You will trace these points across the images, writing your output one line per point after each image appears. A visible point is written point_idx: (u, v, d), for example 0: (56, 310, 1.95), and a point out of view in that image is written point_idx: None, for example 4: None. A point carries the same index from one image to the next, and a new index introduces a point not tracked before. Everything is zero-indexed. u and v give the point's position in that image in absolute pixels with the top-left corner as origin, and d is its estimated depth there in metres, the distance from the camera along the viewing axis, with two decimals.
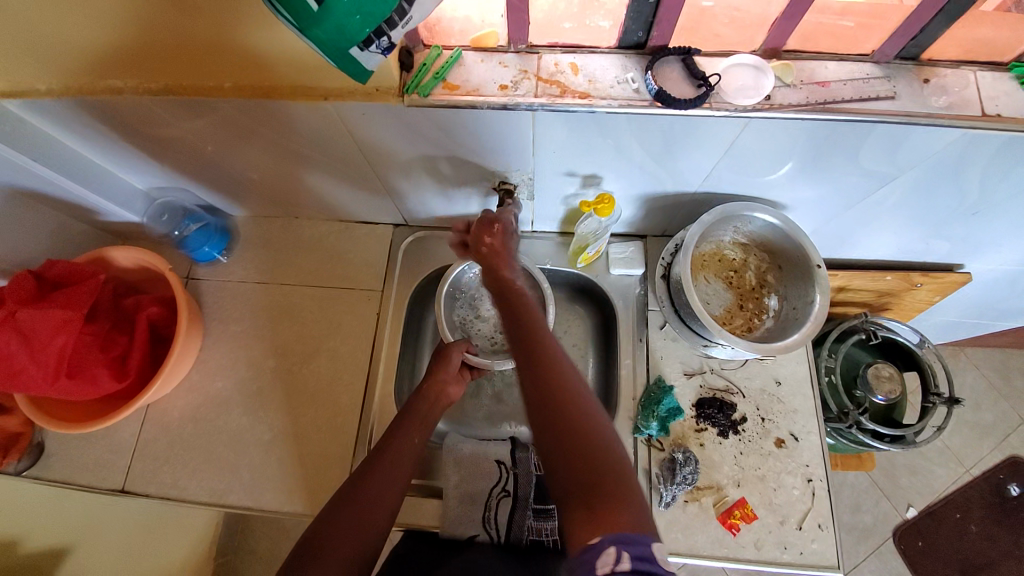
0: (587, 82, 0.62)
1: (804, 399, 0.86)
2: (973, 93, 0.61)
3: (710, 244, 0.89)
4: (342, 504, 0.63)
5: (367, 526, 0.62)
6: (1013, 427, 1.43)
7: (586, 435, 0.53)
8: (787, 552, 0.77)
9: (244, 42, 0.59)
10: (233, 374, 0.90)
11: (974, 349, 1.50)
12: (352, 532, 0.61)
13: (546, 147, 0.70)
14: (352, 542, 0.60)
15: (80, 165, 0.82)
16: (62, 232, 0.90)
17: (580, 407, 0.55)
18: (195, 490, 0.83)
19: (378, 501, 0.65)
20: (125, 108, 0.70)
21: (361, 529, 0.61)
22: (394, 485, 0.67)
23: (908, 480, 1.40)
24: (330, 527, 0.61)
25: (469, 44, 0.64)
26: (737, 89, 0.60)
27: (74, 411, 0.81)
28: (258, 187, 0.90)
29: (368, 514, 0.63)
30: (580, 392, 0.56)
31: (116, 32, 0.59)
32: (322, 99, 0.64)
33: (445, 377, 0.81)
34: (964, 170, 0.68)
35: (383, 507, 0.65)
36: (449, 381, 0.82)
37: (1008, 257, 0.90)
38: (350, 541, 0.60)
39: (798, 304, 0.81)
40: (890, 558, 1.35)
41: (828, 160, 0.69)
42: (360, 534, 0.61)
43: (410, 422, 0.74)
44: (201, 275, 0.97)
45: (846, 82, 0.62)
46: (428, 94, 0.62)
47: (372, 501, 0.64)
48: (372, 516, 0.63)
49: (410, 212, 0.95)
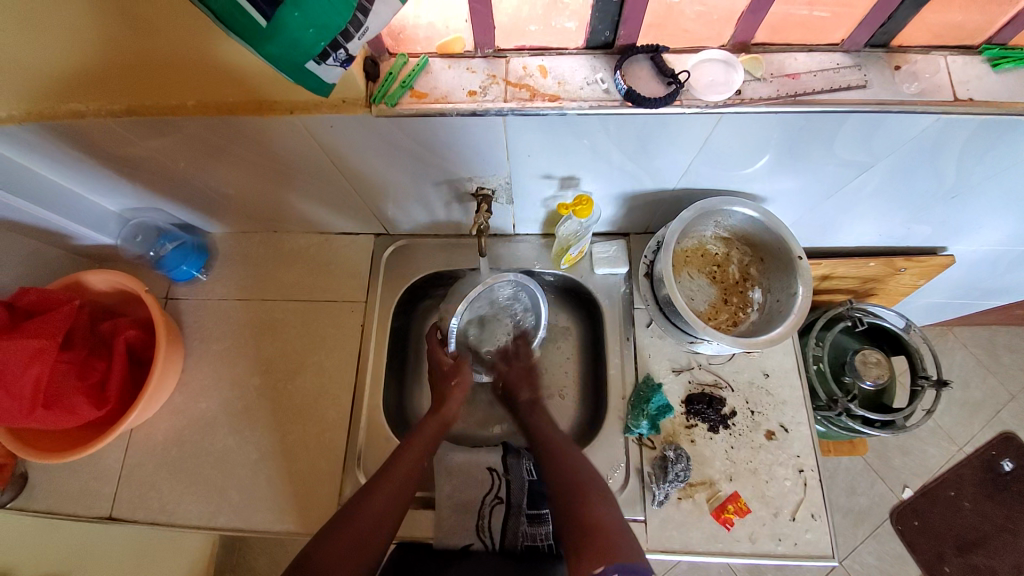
0: (557, 84, 0.62)
1: (792, 389, 0.86)
2: (943, 78, 0.61)
3: (692, 239, 0.89)
4: (339, 526, 0.66)
5: (363, 551, 0.65)
6: (1002, 402, 1.45)
7: (593, 496, 0.70)
8: (782, 544, 0.77)
9: (204, 58, 0.57)
10: (218, 394, 0.89)
11: (962, 328, 1.51)
12: (350, 558, 0.64)
13: (521, 150, 0.70)
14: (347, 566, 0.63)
15: (48, 190, 0.80)
16: (34, 259, 0.88)
17: (586, 476, 0.72)
18: (184, 513, 0.82)
19: (376, 525, 0.67)
20: (89, 131, 0.68)
21: (357, 554, 0.64)
22: (392, 509, 0.69)
23: (902, 461, 1.42)
24: (327, 550, 0.64)
25: (436, 51, 0.63)
26: (707, 85, 0.60)
27: (53, 442, 0.78)
28: (233, 203, 0.89)
29: (366, 537, 0.66)
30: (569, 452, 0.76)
31: (73, 55, 0.58)
32: (287, 113, 0.63)
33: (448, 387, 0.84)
34: (940, 155, 0.68)
35: (382, 530, 0.67)
36: (455, 410, 0.83)
37: (989, 238, 0.91)
38: (347, 564, 0.63)
39: (781, 296, 0.81)
40: (887, 539, 1.36)
41: (805, 151, 0.68)
42: (352, 558, 0.64)
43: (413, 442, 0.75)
44: (180, 295, 0.96)
45: (816, 73, 0.61)
46: (395, 103, 0.61)
47: (369, 526, 0.66)
48: (370, 541, 0.66)
49: (391, 223, 0.94)
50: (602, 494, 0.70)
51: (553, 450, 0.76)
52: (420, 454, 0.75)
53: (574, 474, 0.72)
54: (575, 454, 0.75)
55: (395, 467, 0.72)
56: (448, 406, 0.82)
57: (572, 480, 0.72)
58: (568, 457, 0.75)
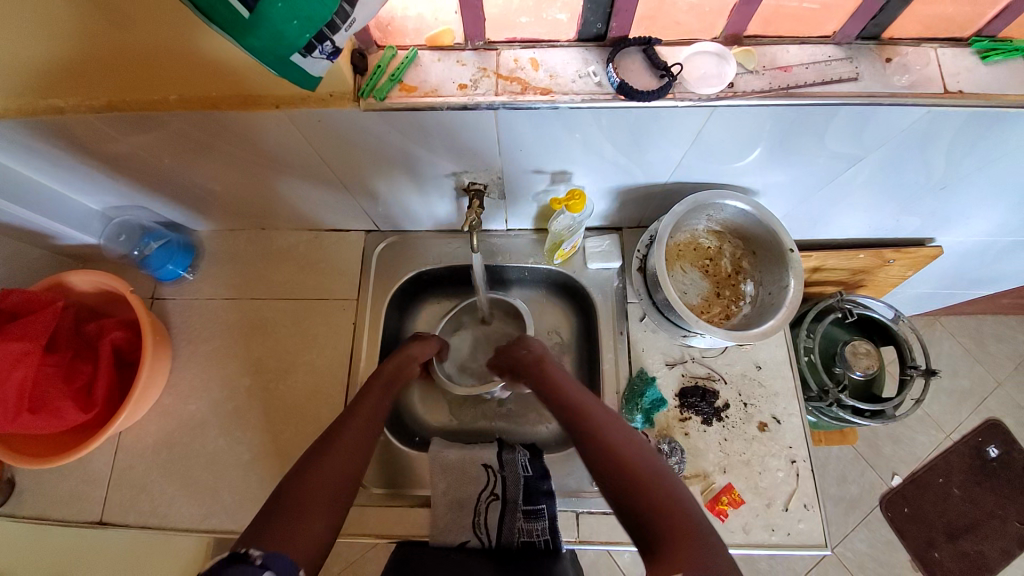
0: (548, 77, 0.61)
1: (783, 381, 0.87)
2: (934, 71, 0.61)
3: (684, 233, 0.89)
4: (314, 458, 0.60)
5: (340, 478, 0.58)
6: (988, 391, 1.48)
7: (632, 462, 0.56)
8: (775, 534, 0.78)
9: (184, 50, 0.56)
10: (208, 395, 0.88)
11: (949, 318, 1.53)
12: (329, 482, 0.57)
13: (513, 144, 0.69)
14: (326, 495, 0.56)
15: (27, 187, 0.77)
16: (16, 260, 0.86)
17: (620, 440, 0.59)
18: (176, 516, 0.81)
19: (353, 453, 0.62)
20: (70, 127, 0.66)
21: (334, 482, 0.58)
22: (364, 446, 0.64)
23: (892, 449, 1.44)
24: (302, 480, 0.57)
25: (424, 43, 0.62)
26: (700, 78, 0.59)
27: (40, 447, 0.77)
28: (221, 200, 0.87)
29: (342, 473, 0.59)
30: (596, 414, 0.63)
31: (49, 49, 0.56)
32: (273, 107, 0.62)
33: (414, 352, 0.83)
34: (930, 147, 0.68)
35: (360, 457, 0.63)
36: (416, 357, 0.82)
37: (976, 229, 0.92)
38: (322, 490, 0.56)
39: (773, 289, 0.82)
40: (878, 526, 1.39)
41: (796, 144, 0.69)
42: (334, 492, 0.57)
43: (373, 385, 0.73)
44: (167, 294, 0.94)
45: (808, 65, 0.61)
46: (384, 97, 0.60)
47: (348, 453, 0.62)
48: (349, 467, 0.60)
49: (381, 218, 0.92)
50: (653, 471, 0.56)
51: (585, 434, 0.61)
52: (383, 393, 0.73)
53: (621, 456, 0.57)
54: (613, 433, 0.60)
55: (363, 402, 0.70)
56: (408, 353, 0.82)
57: (606, 452, 0.58)
58: (597, 424, 0.62)
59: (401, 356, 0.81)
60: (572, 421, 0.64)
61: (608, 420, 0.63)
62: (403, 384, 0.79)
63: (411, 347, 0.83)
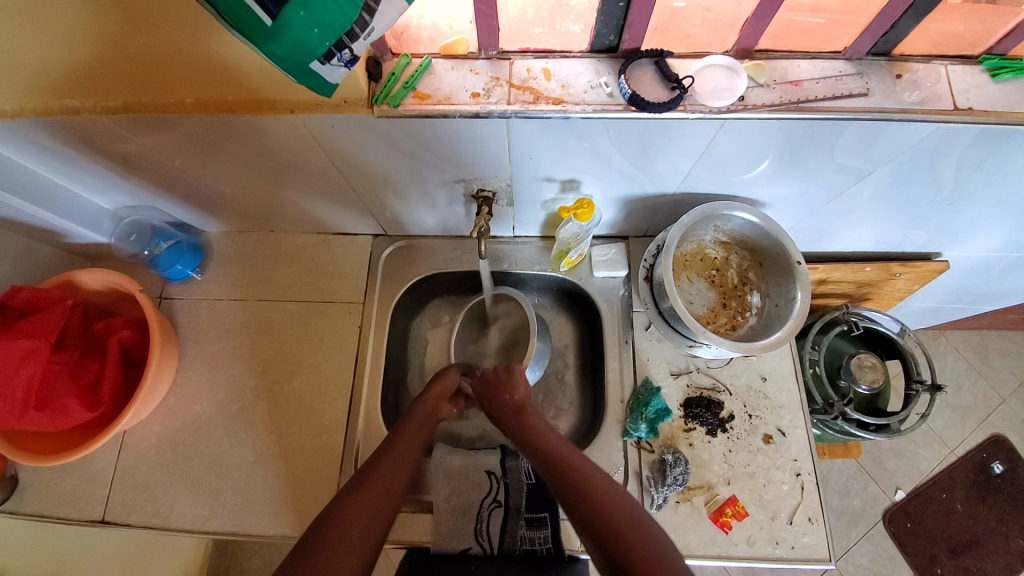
0: (560, 87, 0.62)
1: (789, 394, 0.86)
2: (944, 88, 0.61)
3: (691, 243, 0.89)
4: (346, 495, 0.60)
5: (371, 519, 0.58)
6: (992, 406, 1.47)
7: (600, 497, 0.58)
8: (779, 547, 0.78)
9: (203, 55, 0.57)
10: (213, 396, 0.88)
11: (954, 332, 1.53)
12: (360, 519, 0.58)
13: (523, 153, 0.69)
14: (354, 538, 0.56)
15: (42, 186, 0.78)
16: (26, 257, 0.87)
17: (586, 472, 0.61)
18: (178, 517, 0.80)
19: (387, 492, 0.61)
20: (86, 127, 0.67)
21: (362, 525, 0.58)
22: (398, 484, 0.63)
23: (895, 463, 1.43)
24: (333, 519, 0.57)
25: (438, 52, 0.63)
26: (711, 90, 0.60)
27: (41, 444, 0.77)
28: (232, 202, 0.88)
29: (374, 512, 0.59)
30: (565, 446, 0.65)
31: (70, 51, 0.57)
32: (288, 112, 0.63)
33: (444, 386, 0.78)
34: (939, 163, 0.68)
35: (392, 497, 0.62)
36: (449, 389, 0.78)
37: (983, 245, 0.92)
38: (354, 532, 0.57)
39: (780, 301, 0.82)
40: (880, 541, 1.38)
41: (806, 157, 0.69)
42: (365, 532, 0.58)
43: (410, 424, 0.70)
44: (175, 294, 0.95)
45: (819, 80, 0.62)
46: (397, 104, 0.61)
47: (379, 494, 0.61)
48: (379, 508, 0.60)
49: (390, 223, 0.93)
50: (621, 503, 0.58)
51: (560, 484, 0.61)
52: (419, 430, 0.70)
53: (602, 505, 0.58)
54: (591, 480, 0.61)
55: (399, 439, 0.67)
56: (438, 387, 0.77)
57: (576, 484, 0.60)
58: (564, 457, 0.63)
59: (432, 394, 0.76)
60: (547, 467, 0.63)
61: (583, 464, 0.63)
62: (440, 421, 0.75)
63: (434, 383, 0.78)
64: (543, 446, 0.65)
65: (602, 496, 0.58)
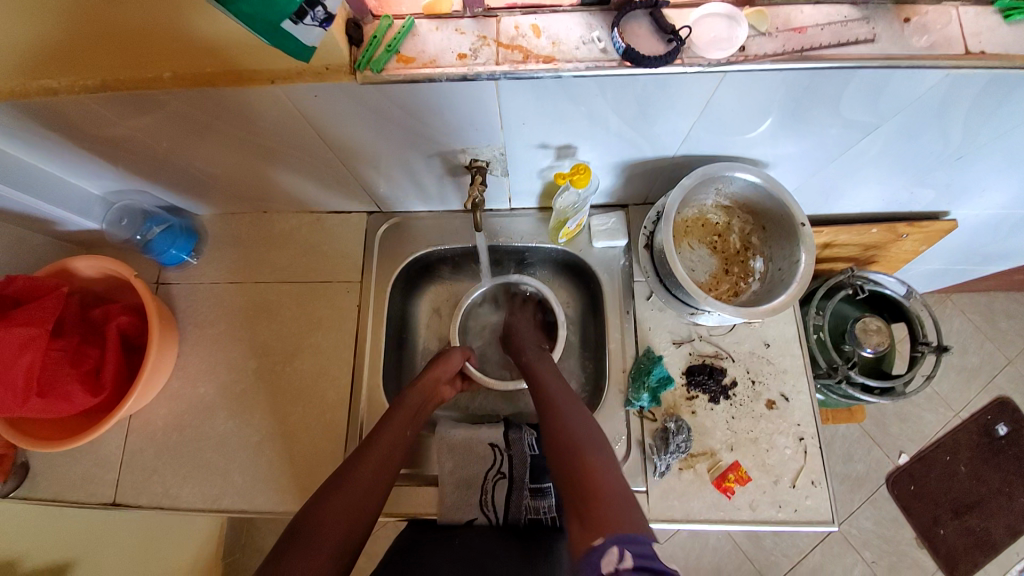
0: (551, 44, 0.59)
1: (793, 359, 0.85)
2: (955, 30, 0.58)
3: (692, 209, 0.87)
4: (326, 495, 0.63)
5: (354, 520, 0.62)
6: (999, 368, 1.46)
7: (584, 448, 0.64)
8: (782, 510, 0.78)
9: (176, 25, 0.54)
10: (215, 379, 0.88)
11: (961, 295, 1.51)
12: (340, 524, 0.60)
13: (514, 118, 0.67)
14: (347, 503, 0.63)
15: (28, 173, 0.76)
16: (19, 246, 0.86)
17: (580, 423, 0.68)
18: (187, 497, 0.82)
19: (375, 469, 0.68)
20: (64, 109, 0.65)
21: (360, 495, 0.64)
22: (388, 463, 0.69)
23: (899, 428, 1.43)
24: (315, 516, 0.60)
25: (422, 12, 0.60)
26: (710, 41, 0.57)
27: (48, 430, 0.78)
28: (222, 183, 0.86)
29: (370, 485, 0.66)
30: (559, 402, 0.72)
31: (39, 27, 0.54)
32: (268, 82, 0.60)
33: (442, 375, 0.83)
34: (950, 113, 0.65)
35: (385, 471, 0.68)
36: (438, 390, 0.82)
37: (993, 201, 0.89)
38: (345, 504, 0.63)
39: (783, 265, 0.80)
40: (884, 503, 1.39)
41: (809, 113, 0.66)
42: (362, 501, 0.64)
43: (398, 415, 0.74)
44: (171, 280, 0.94)
45: (823, 26, 0.59)
46: (381, 69, 0.58)
47: (354, 500, 0.63)
48: (360, 514, 0.63)
49: (383, 199, 0.91)
50: (593, 448, 0.63)
51: (579, 479, 0.60)
52: (404, 426, 0.74)
53: (577, 444, 0.64)
54: (598, 477, 0.59)
55: (381, 439, 0.71)
56: (428, 381, 0.81)
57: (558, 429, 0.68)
58: (560, 417, 0.69)
59: (421, 383, 0.80)
60: (560, 452, 0.65)
61: (599, 458, 0.62)
62: (429, 408, 0.80)
63: (435, 365, 0.83)
64: (569, 423, 0.68)
65: (579, 430, 0.66)
